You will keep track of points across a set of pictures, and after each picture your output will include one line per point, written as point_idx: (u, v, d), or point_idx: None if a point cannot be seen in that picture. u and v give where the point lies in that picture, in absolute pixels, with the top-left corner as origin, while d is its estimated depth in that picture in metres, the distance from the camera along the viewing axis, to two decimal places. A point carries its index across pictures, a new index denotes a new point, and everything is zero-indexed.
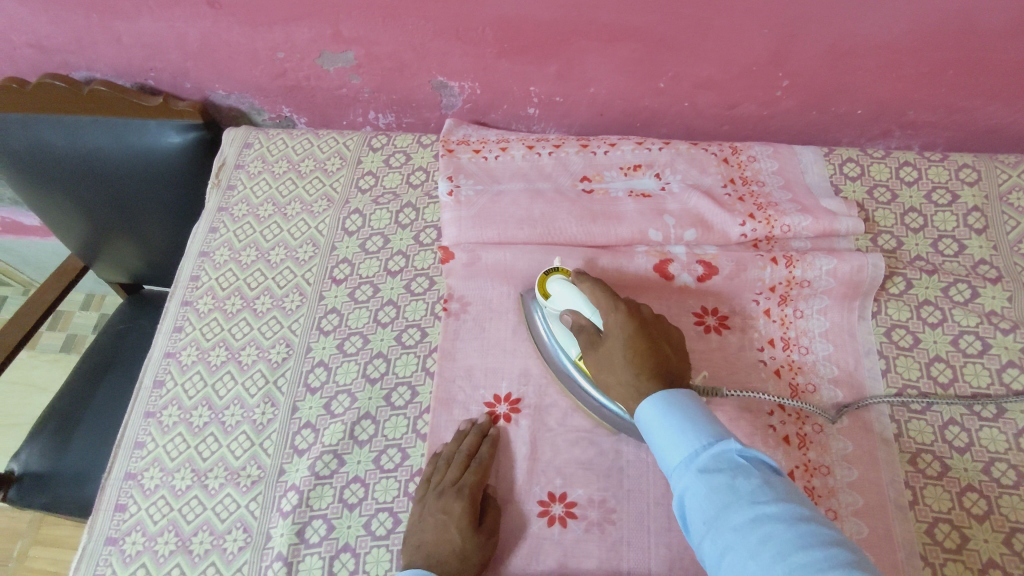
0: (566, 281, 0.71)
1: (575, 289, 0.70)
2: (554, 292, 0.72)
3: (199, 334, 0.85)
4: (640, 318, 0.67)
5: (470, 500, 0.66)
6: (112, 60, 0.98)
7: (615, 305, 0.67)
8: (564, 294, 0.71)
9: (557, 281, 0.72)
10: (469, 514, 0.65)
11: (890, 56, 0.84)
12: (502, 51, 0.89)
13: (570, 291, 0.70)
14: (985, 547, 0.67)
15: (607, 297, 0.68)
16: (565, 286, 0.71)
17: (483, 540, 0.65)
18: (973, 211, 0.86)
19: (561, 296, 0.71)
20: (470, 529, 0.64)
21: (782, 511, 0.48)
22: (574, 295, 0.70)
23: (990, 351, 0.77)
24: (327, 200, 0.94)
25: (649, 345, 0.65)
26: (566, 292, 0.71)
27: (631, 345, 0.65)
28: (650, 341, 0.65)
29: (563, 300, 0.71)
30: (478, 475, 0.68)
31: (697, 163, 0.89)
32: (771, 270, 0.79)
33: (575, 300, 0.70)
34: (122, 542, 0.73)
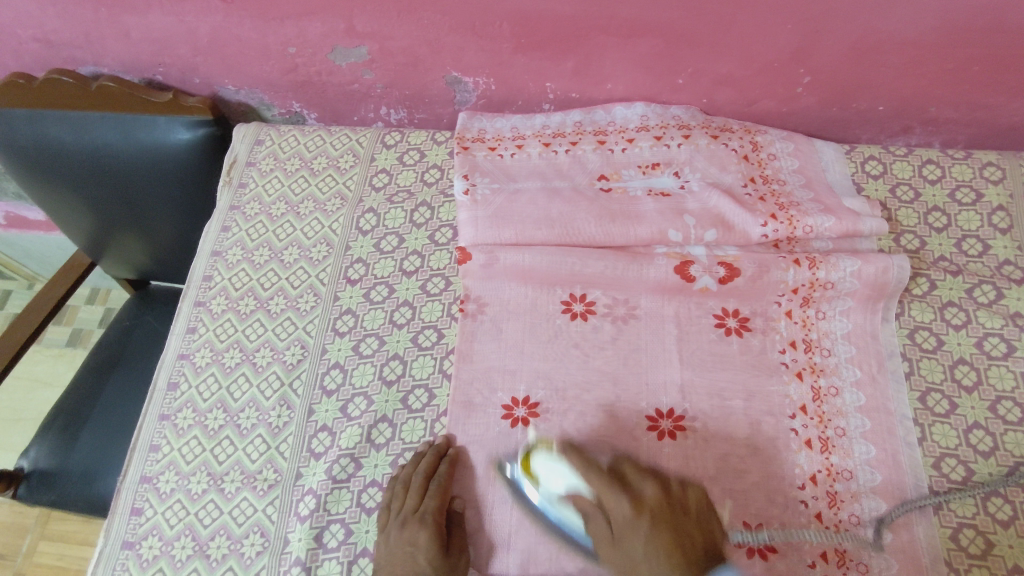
0: (550, 456, 0.64)
1: (562, 464, 0.63)
2: (543, 473, 0.64)
3: (213, 336, 0.84)
4: (649, 498, 0.58)
5: (434, 527, 0.65)
6: (121, 55, 0.97)
7: (616, 489, 0.58)
8: (554, 473, 0.63)
9: (542, 460, 0.64)
10: (435, 542, 0.64)
11: (915, 53, 0.82)
12: (518, 46, 0.88)
13: (558, 466, 0.63)
14: (1011, 553, 0.66)
15: (604, 481, 0.59)
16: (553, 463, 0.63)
17: (453, 565, 0.64)
18: (997, 211, 0.85)
19: (554, 477, 0.63)
20: (438, 560, 0.64)
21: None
22: (566, 471, 0.62)
23: (1015, 354, 0.76)
24: (340, 198, 0.93)
25: (670, 533, 0.55)
26: (556, 466, 0.63)
27: (649, 535, 0.55)
28: (669, 526, 0.56)
29: (555, 480, 0.63)
30: (438, 499, 0.67)
31: (717, 160, 0.88)
32: (794, 272, 0.77)
33: (570, 478, 0.62)
34: (139, 546, 0.72)
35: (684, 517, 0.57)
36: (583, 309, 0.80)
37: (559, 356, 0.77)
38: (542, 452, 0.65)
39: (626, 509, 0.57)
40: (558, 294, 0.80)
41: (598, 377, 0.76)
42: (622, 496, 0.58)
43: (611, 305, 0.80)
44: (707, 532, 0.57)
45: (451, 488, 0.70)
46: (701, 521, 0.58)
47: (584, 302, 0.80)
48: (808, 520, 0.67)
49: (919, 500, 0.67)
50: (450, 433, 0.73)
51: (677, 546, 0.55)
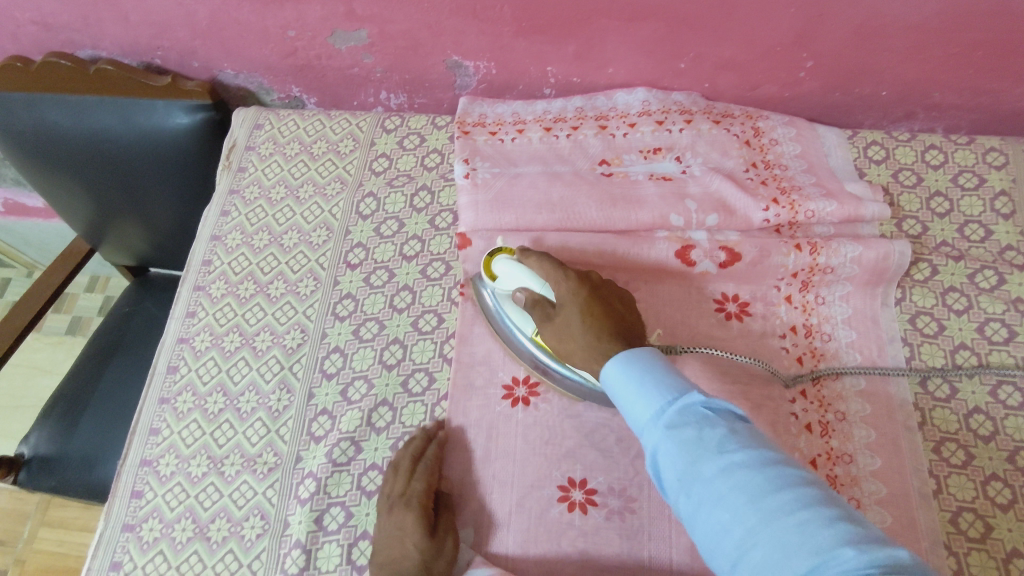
0: (510, 259, 0.70)
1: (520, 267, 0.69)
2: (501, 272, 0.70)
3: (212, 320, 0.84)
4: (588, 282, 0.67)
5: (421, 510, 0.65)
6: (118, 38, 0.96)
7: (562, 271, 0.67)
8: (510, 273, 0.69)
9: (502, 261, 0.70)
10: (422, 525, 0.63)
11: (919, 37, 0.82)
12: (519, 30, 0.87)
13: (517, 269, 0.69)
14: (1010, 537, 0.66)
15: (553, 265, 0.68)
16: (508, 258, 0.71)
17: (441, 548, 0.63)
18: (1000, 196, 0.85)
19: (509, 278, 0.69)
20: (424, 540, 0.62)
21: (750, 455, 0.47)
22: (522, 269, 0.69)
23: (1016, 338, 0.76)
24: (340, 182, 0.93)
25: (602, 306, 0.65)
26: (512, 269, 0.69)
27: (584, 308, 0.64)
28: (600, 301, 0.65)
29: (509, 278, 0.69)
30: (425, 481, 0.67)
31: (719, 145, 0.87)
32: (795, 256, 0.77)
33: (522, 275, 0.68)
34: (139, 529, 0.72)
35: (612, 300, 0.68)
36: None
37: None
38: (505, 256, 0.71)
39: (570, 287, 0.66)
40: None
41: None
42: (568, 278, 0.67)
43: None
44: (629, 315, 0.67)
45: (441, 473, 0.70)
46: (626, 307, 0.68)
47: None
48: None
49: (894, 370, 0.74)
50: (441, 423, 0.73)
51: (606, 316, 0.64)
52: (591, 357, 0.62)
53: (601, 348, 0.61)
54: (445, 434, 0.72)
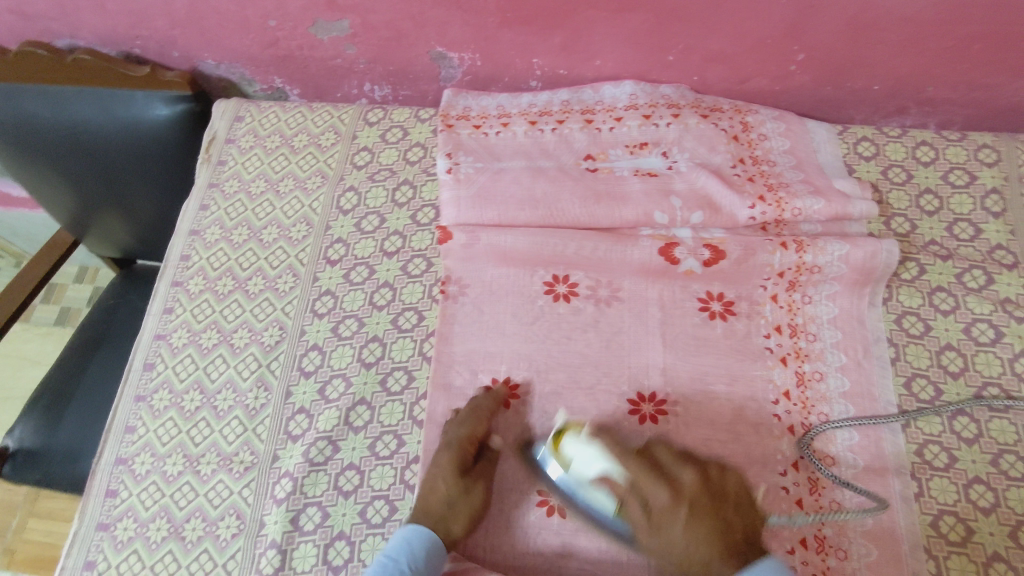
0: (581, 441, 0.62)
1: (596, 450, 0.61)
2: (574, 454, 0.63)
3: (190, 316, 0.83)
4: (686, 480, 0.59)
5: (459, 453, 0.66)
6: (96, 28, 0.94)
7: (653, 477, 0.59)
8: (587, 459, 0.62)
9: (573, 443, 0.63)
10: (455, 466, 0.66)
11: (912, 30, 0.80)
12: (504, 21, 0.85)
13: (594, 456, 0.61)
14: (990, 540, 0.65)
15: (640, 466, 0.59)
16: (583, 450, 0.62)
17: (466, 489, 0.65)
18: (991, 193, 0.83)
19: (585, 461, 0.62)
20: (452, 478, 0.65)
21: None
22: (601, 458, 0.61)
23: (1003, 340, 0.75)
24: (321, 176, 0.91)
25: (712, 521, 0.57)
26: (589, 452, 0.62)
27: (689, 530, 0.57)
28: (707, 512, 0.57)
29: (586, 462, 0.62)
30: (467, 427, 0.68)
31: (706, 140, 0.86)
32: (781, 254, 0.76)
33: (604, 463, 0.61)
34: (114, 528, 0.71)
35: (721, 497, 0.59)
36: (566, 291, 0.78)
37: (540, 338, 0.76)
38: (573, 434, 0.64)
39: (665, 500, 0.58)
40: (539, 276, 0.79)
41: (580, 361, 0.74)
42: (660, 484, 0.58)
43: (594, 286, 0.79)
44: (743, 512, 0.59)
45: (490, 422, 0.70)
46: (739, 500, 0.59)
47: (567, 283, 0.79)
48: (789, 506, 0.67)
49: (885, 418, 0.70)
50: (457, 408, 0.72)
51: (716, 533, 0.57)
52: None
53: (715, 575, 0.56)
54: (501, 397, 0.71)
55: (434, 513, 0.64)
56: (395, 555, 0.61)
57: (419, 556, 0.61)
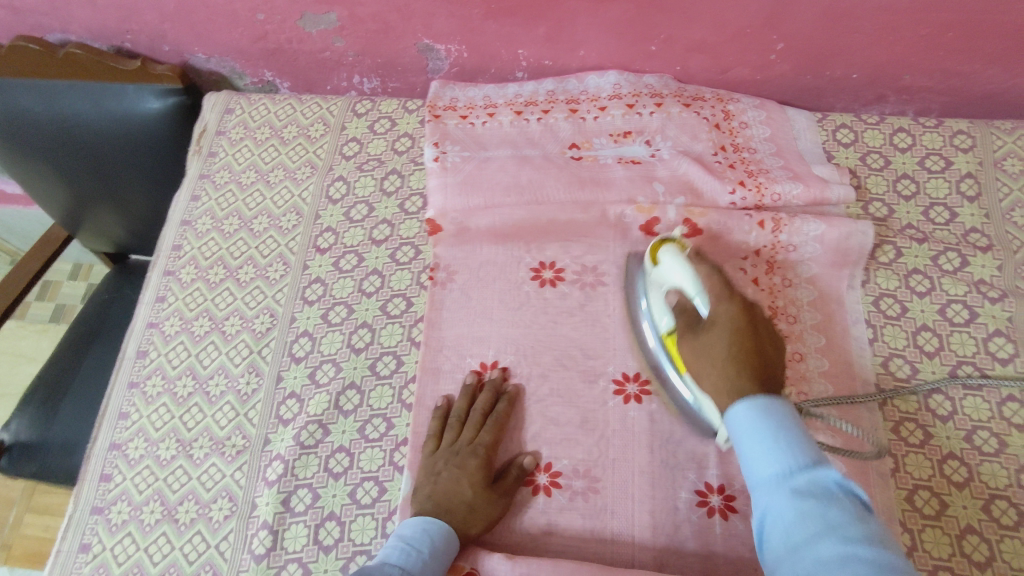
0: (674, 253, 0.70)
1: (682, 262, 0.69)
2: (661, 260, 0.71)
3: (182, 304, 0.85)
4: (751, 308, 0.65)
5: (485, 460, 0.67)
6: (87, 22, 0.95)
7: (725, 295, 0.66)
8: (672, 267, 0.69)
9: (666, 252, 0.71)
10: (482, 473, 0.66)
11: (887, 18, 0.82)
12: (488, 12, 0.87)
13: (679, 266, 0.68)
14: (964, 514, 0.66)
15: (718, 285, 0.66)
16: (676, 261, 0.69)
17: (492, 498, 0.65)
18: (966, 178, 0.86)
19: (671, 271, 0.69)
20: (482, 487, 0.65)
21: (879, 559, 0.44)
22: (685, 273, 0.67)
23: (977, 320, 0.76)
24: (310, 166, 0.93)
25: (754, 341, 0.62)
26: (673, 261, 0.69)
27: (732, 340, 0.62)
28: (755, 336, 0.63)
29: (670, 270, 0.69)
30: (493, 434, 0.69)
31: (688, 128, 0.87)
32: (757, 233, 0.78)
33: (682, 275, 0.68)
34: (108, 511, 0.73)
35: (770, 338, 0.64)
36: (552, 276, 0.80)
37: (527, 322, 0.77)
38: (671, 247, 0.72)
39: (726, 311, 0.64)
40: (526, 262, 0.81)
41: (565, 344, 0.76)
42: (727, 302, 0.65)
43: (580, 271, 0.80)
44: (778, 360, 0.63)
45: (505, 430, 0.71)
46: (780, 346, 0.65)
47: (553, 269, 0.80)
48: None
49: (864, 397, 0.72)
50: (449, 394, 0.73)
51: (750, 353, 0.61)
52: (719, 391, 0.61)
53: (735, 385, 0.60)
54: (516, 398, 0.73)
55: (458, 512, 0.64)
56: (416, 544, 0.60)
57: (439, 548, 0.61)
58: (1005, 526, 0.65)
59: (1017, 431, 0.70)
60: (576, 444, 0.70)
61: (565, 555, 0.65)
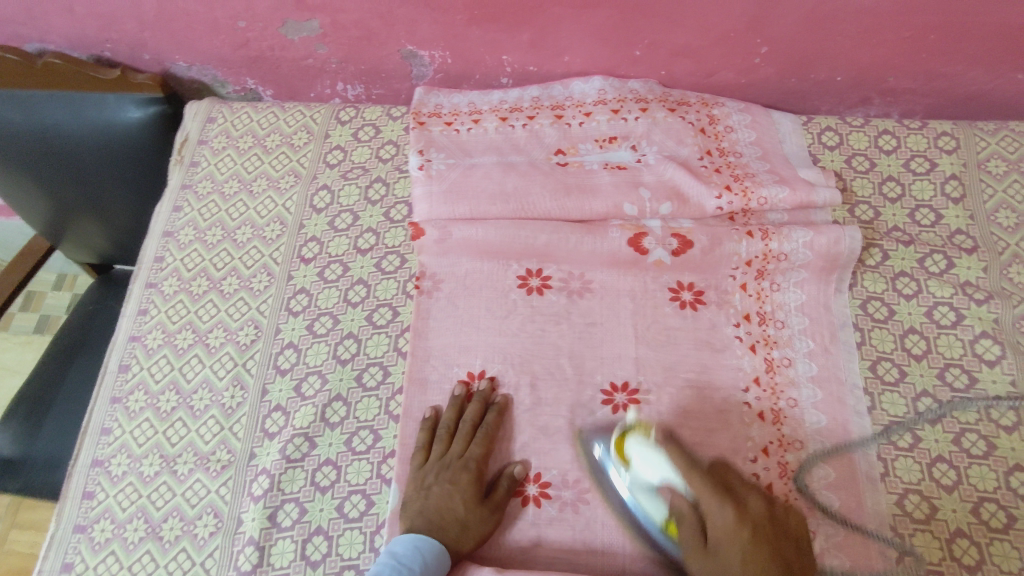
0: (646, 445, 0.62)
1: (659, 458, 0.61)
2: (635, 457, 0.63)
3: (165, 317, 0.83)
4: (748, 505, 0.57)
5: (476, 474, 0.67)
6: (65, 31, 0.94)
7: (719, 497, 0.56)
8: (646, 462, 0.62)
9: (636, 447, 0.63)
10: (474, 489, 0.66)
11: (870, 21, 0.82)
12: (472, 18, 0.86)
13: (653, 458, 0.61)
14: (953, 517, 0.66)
15: (707, 486, 0.57)
16: (646, 452, 0.62)
17: (484, 514, 0.65)
18: (951, 180, 0.86)
19: (645, 465, 0.62)
20: (474, 504, 0.65)
21: None
22: (662, 464, 0.61)
23: (964, 322, 0.76)
24: (294, 175, 0.92)
25: (767, 552, 0.54)
26: (650, 457, 0.62)
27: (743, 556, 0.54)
28: (767, 544, 0.54)
29: (648, 468, 0.62)
30: (483, 447, 0.69)
31: (674, 133, 0.87)
32: (747, 244, 0.77)
33: (661, 468, 0.61)
34: (91, 530, 0.71)
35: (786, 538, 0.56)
36: (539, 284, 0.79)
37: (515, 331, 0.77)
38: (637, 436, 0.64)
39: (725, 519, 0.55)
40: (513, 269, 0.80)
41: (554, 353, 0.75)
42: (723, 505, 0.56)
43: (566, 278, 0.80)
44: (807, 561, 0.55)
45: (496, 440, 0.71)
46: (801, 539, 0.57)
47: (540, 277, 0.80)
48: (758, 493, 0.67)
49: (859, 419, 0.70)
50: (437, 405, 0.73)
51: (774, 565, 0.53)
52: None
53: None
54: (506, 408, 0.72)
55: (449, 528, 0.63)
56: (406, 561, 0.60)
57: (429, 563, 0.60)
58: (995, 529, 0.65)
59: (1004, 434, 0.70)
60: (566, 454, 0.70)
61: (554, 567, 0.64)
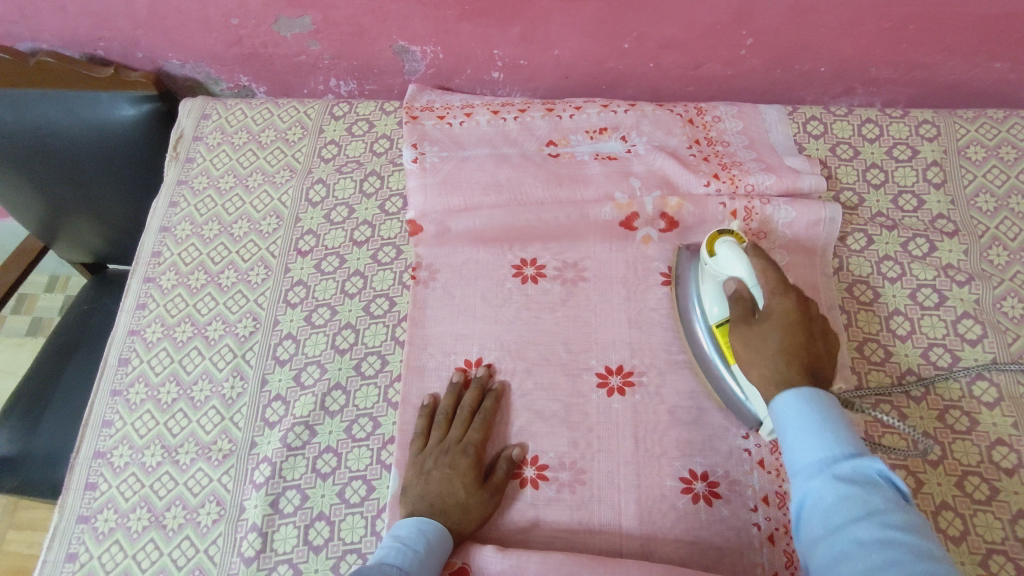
0: (735, 246, 0.69)
1: (741, 256, 0.68)
2: (722, 254, 0.70)
3: (164, 311, 0.84)
4: (804, 302, 0.65)
5: (475, 457, 0.68)
6: (58, 30, 0.95)
7: (777, 291, 0.65)
8: (726, 256, 0.69)
9: (724, 245, 0.70)
10: (473, 472, 0.67)
11: (851, 13, 0.84)
12: (463, 13, 0.87)
13: (734, 257, 0.68)
14: (938, 490, 0.68)
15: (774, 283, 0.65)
16: (732, 250, 0.69)
17: (485, 496, 0.66)
18: (932, 166, 0.88)
19: (726, 260, 0.69)
20: (473, 487, 0.66)
21: (914, 544, 0.47)
22: (742, 266, 0.67)
23: (946, 303, 0.78)
24: (289, 170, 0.93)
25: (801, 338, 0.62)
26: (735, 256, 0.68)
27: (781, 336, 0.62)
28: (805, 335, 0.63)
29: (729, 262, 0.69)
30: (481, 432, 0.70)
31: (662, 125, 0.89)
32: (732, 223, 0.80)
33: (739, 267, 0.68)
34: (94, 520, 0.72)
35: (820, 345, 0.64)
36: (533, 273, 0.81)
37: (510, 319, 0.78)
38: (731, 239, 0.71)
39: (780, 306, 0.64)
40: (508, 259, 0.81)
41: (549, 338, 0.77)
42: (782, 296, 0.65)
43: (560, 268, 0.81)
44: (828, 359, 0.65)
45: (492, 426, 0.72)
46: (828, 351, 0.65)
47: (534, 266, 0.81)
48: (750, 467, 0.69)
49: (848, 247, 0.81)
50: (435, 392, 0.74)
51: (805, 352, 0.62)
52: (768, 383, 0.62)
53: (783, 377, 0.61)
54: (502, 389, 0.74)
55: (451, 511, 0.64)
56: (411, 543, 0.61)
57: (433, 545, 0.61)
58: (977, 501, 0.67)
59: (986, 410, 0.72)
60: (562, 437, 0.71)
61: (553, 546, 0.66)
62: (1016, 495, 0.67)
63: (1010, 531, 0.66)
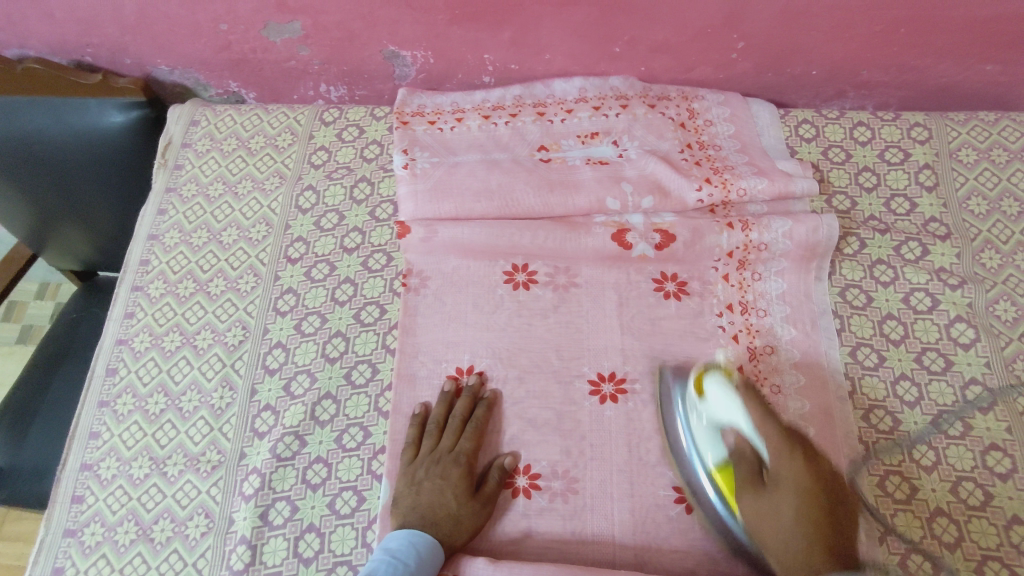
0: (729, 389, 0.66)
1: (737, 403, 0.65)
2: (716, 396, 0.67)
3: (151, 320, 0.83)
4: (811, 458, 0.63)
5: (467, 467, 0.68)
6: (45, 36, 0.94)
7: (778, 444, 0.63)
8: (723, 404, 0.66)
9: (719, 388, 0.67)
10: (465, 482, 0.67)
11: (842, 16, 0.84)
12: (453, 18, 0.87)
13: (731, 404, 0.66)
14: (932, 496, 0.68)
15: (775, 431, 0.64)
16: (727, 395, 0.66)
17: (477, 507, 0.66)
18: (924, 169, 0.88)
19: (722, 408, 0.66)
20: (466, 498, 0.66)
21: None
22: (739, 413, 0.65)
23: (939, 307, 0.78)
24: (279, 176, 0.92)
25: (819, 511, 0.60)
26: (731, 403, 0.66)
27: (798, 506, 0.60)
28: (820, 498, 0.60)
29: (726, 410, 0.66)
30: (473, 441, 0.69)
31: (654, 129, 0.89)
32: (728, 235, 0.79)
33: (737, 415, 0.65)
34: (81, 534, 0.71)
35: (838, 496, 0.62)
36: (525, 279, 0.80)
37: (502, 326, 0.77)
38: (720, 377, 0.68)
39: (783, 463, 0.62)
40: (499, 266, 0.81)
41: (541, 345, 0.76)
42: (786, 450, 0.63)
43: (552, 273, 0.81)
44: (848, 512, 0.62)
45: (484, 435, 0.71)
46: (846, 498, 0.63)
47: (526, 272, 0.81)
48: None
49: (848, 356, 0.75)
50: (427, 401, 0.73)
51: (825, 516, 0.60)
52: (796, 558, 0.58)
53: (809, 560, 0.57)
54: (494, 397, 0.73)
55: (443, 524, 0.64)
56: (401, 557, 0.60)
57: (423, 558, 0.60)
58: (971, 507, 0.67)
59: (980, 414, 0.72)
60: (555, 446, 0.71)
61: (546, 557, 0.65)
62: (1010, 500, 0.67)
63: (1005, 537, 0.65)
